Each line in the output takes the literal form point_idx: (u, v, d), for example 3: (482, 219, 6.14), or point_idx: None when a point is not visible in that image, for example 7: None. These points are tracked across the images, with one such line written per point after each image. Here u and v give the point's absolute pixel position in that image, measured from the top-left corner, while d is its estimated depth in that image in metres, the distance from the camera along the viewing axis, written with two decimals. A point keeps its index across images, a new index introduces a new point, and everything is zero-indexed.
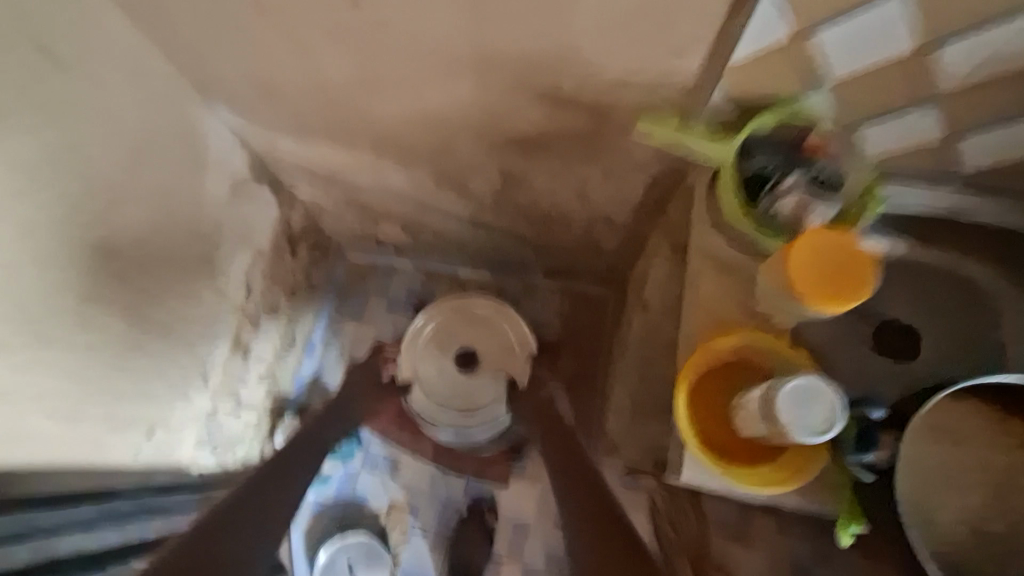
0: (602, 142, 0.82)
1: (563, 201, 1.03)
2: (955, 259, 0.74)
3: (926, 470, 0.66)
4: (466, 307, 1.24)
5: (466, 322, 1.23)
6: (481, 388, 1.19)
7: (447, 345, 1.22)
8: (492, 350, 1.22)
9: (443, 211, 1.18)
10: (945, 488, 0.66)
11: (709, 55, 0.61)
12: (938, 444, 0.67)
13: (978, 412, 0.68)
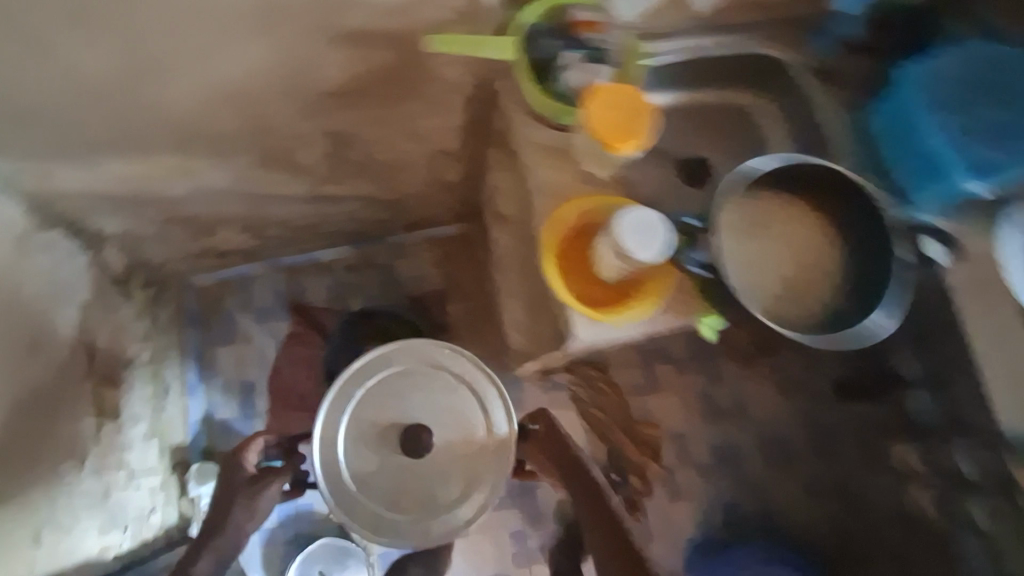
0: (409, 74, 0.85)
1: (395, 148, 1.04)
2: (717, 95, 0.89)
3: (754, 246, 0.71)
4: (411, 365, 0.85)
5: (412, 384, 0.84)
6: (441, 477, 0.82)
7: (383, 424, 0.82)
8: (451, 427, 0.83)
9: (279, 197, 1.12)
10: (771, 257, 0.71)
11: None
12: (757, 223, 0.72)
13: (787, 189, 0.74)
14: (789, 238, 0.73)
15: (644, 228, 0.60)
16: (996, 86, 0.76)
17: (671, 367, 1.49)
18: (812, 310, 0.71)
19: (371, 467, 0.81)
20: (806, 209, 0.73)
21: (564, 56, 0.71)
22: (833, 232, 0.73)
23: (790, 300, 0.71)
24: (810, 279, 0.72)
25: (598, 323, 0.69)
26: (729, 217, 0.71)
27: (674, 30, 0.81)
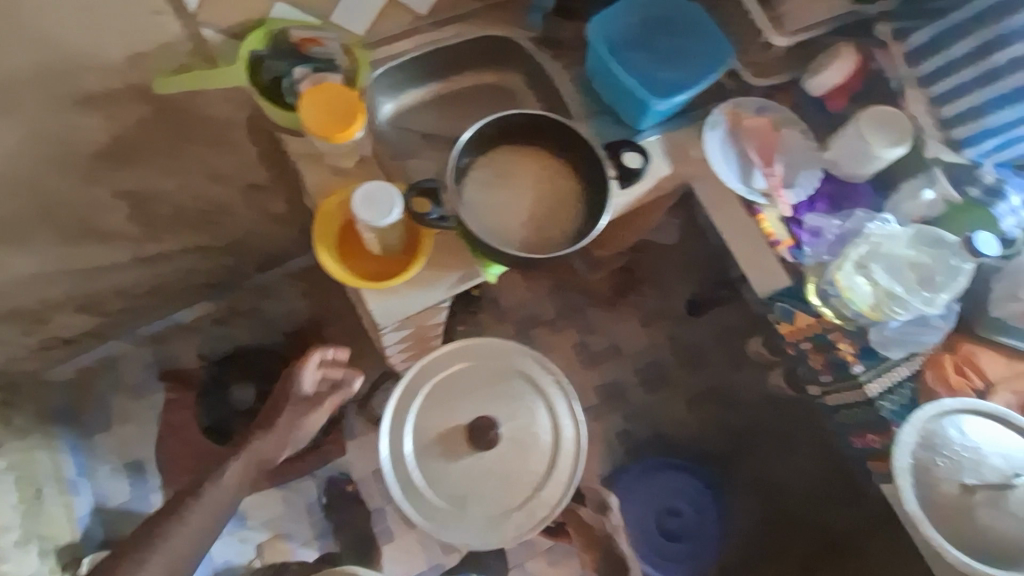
0: (176, 120, 0.91)
1: (201, 192, 1.08)
2: (465, 79, 1.03)
3: (498, 196, 0.84)
4: (489, 355, 0.95)
5: (502, 381, 0.94)
6: (497, 490, 0.89)
7: (453, 425, 0.91)
8: (516, 442, 0.91)
9: (105, 268, 1.14)
10: (516, 200, 0.84)
11: (172, 8, 0.73)
12: (498, 175, 0.85)
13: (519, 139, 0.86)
14: (527, 180, 0.86)
15: (370, 198, 0.69)
16: (671, 21, 0.93)
17: (547, 329, 1.61)
18: (560, 233, 0.83)
19: (444, 467, 0.90)
20: (535, 152, 0.86)
21: (294, 72, 0.79)
22: (564, 165, 0.86)
23: (537, 231, 0.83)
24: (553, 208, 0.85)
25: (384, 297, 0.78)
26: (472, 178, 0.84)
27: (402, 34, 0.95)
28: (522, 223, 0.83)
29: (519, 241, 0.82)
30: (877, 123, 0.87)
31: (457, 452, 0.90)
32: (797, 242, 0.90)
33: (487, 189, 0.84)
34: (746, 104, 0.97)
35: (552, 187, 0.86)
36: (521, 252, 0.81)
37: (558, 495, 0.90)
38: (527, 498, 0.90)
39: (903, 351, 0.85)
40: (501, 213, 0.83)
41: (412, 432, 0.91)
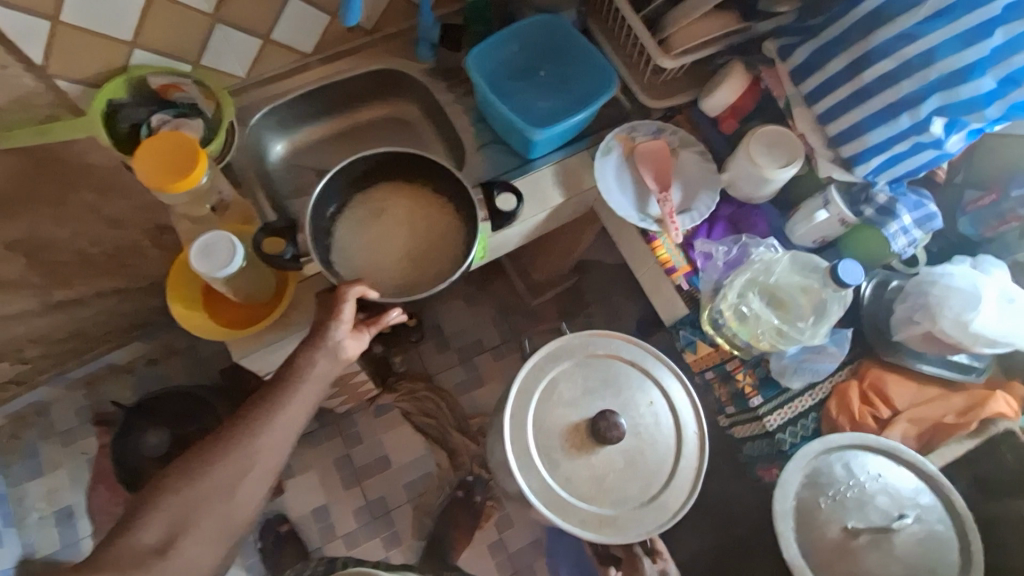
0: (56, 170, 0.90)
1: (103, 235, 1.07)
2: (361, 114, 1.03)
3: (372, 237, 0.83)
4: (599, 356, 0.88)
5: (604, 387, 0.87)
6: (623, 495, 0.83)
7: (549, 427, 0.85)
8: (634, 445, 0.84)
9: (14, 316, 1.12)
10: (393, 236, 0.83)
11: (19, 62, 0.71)
12: (373, 215, 0.84)
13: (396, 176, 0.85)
14: (404, 218, 0.84)
15: (207, 249, 0.68)
16: (557, 50, 0.93)
17: (490, 354, 1.57)
18: (435, 273, 0.82)
19: (564, 463, 0.83)
20: (412, 188, 0.85)
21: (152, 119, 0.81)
22: (442, 201, 0.85)
23: (411, 271, 0.82)
24: (429, 247, 0.83)
25: (245, 343, 0.78)
26: (345, 220, 0.83)
27: (288, 74, 0.94)
28: (395, 264, 0.82)
29: (392, 283, 0.81)
30: (764, 143, 0.84)
31: (555, 434, 0.84)
32: (694, 268, 0.87)
33: (361, 229, 0.83)
34: (641, 128, 0.94)
35: (428, 224, 0.84)
36: (394, 290, 0.80)
37: (679, 501, 0.83)
38: (644, 508, 0.83)
39: (803, 381, 0.81)
40: (374, 255, 0.82)
41: (533, 422, 0.85)
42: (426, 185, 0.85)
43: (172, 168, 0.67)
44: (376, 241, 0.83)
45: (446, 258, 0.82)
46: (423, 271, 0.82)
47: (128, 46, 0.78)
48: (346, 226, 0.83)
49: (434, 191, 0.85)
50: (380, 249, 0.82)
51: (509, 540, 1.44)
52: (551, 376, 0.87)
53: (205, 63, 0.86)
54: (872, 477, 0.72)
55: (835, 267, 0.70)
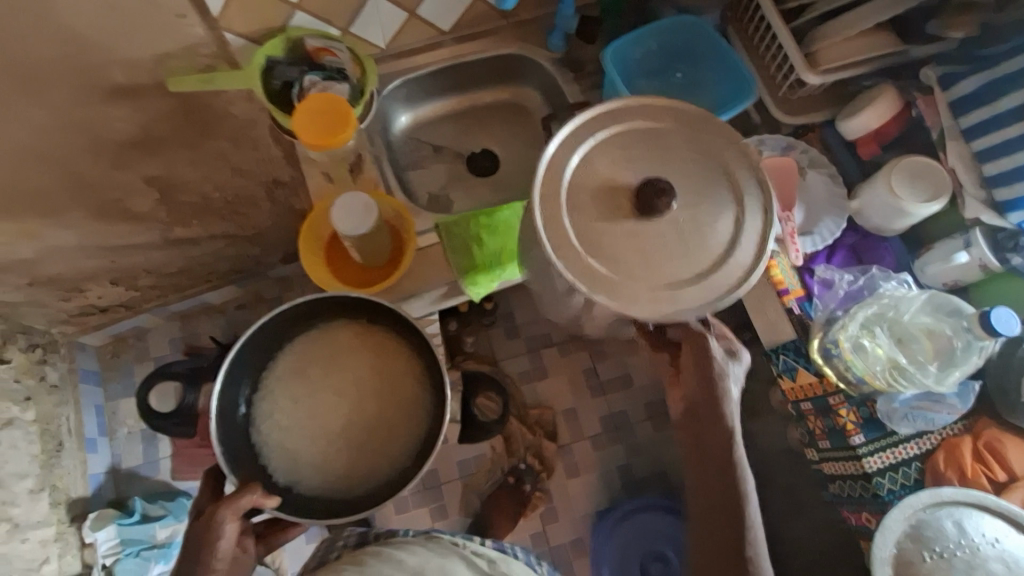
0: (202, 116, 0.96)
1: (225, 182, 1.14)
2: (482, 96, 1.05)
3: (306, 421, 0.81)
4: (662, 124, 0.63)
5: (651, 151, 0.63)
6: (669, 261, 0.60)
7: (598, 208, 0.61)
8: (691, 212, 0.61)
9: (137, 245, 1.22)
10: (331, 403, 0.82)
11: (197, 12, 0.77)
12: (297, 394, 0.82)
13: (306, 345, 0.83)
14: (333, 392, 0.82)
15: (343, 212, 0.71)
16: (694, 53, 0.91)
17: (556, 348, 1.57)
18: (384, 450, 0.81)
19: (602, 237, 0.60)
20: (338, 357, 0.83)
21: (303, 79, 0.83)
22: (377, 365, 0.83)
23: (353, 453, 0.81)
24: (370, 419, 0.82)
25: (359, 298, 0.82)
26: (267, 407, 0.81)
27: (423, 49, 0.97)
28: (336, 443, 0.81)
29: (338, 472, 0.80)
30: (909, 172, 0.80)
31: (615, 226, 0.60)
32: (807, 294, 0.84)
33: (288, 411, 0.81)
34: (769, 142, 0.91)
35: (370, 387, 0.82)
36: (339, 471, 0.81)
37: (722, 234, 0.61)
38: (692, 279, 0.60)
39: (912, 427, 0.77)
40: (310, 443, 0.81)
41: (567, 206, 0.61)
42: (360, 346, 0.83)
43: (327, 125, 0.71)
44: (311, 407, 0.82)
45: (395, 432, 0.82)
46: (371, 445, 0.81)
47: (289, 6, 0.82)
48: (275, 394, 0.81)
49: (364, 356, 0.83)
50: (317, 418, 0.81)
51: (551, 534, 1.45)
52: (587, 149, 0.62)
53: (351, 30, 0.89)
54: (988, 541, 0.67)
55: (988, 314, 0.69)
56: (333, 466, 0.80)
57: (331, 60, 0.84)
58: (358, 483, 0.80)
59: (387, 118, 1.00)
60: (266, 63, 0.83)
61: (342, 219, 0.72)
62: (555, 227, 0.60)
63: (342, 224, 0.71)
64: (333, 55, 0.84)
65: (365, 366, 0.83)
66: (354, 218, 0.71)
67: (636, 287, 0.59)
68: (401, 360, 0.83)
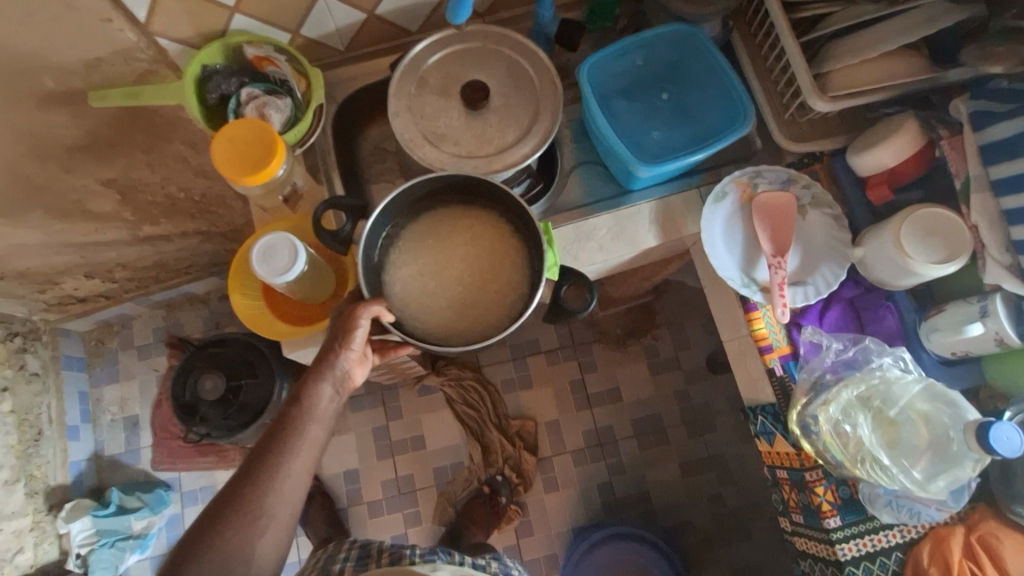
0: (152, 118, 0.90)
1: (189, 181, 1.09)
2: None
3: (428, 285, 0.75)
4: (479, 45, 0.79)
5: (470, 59, 0.79)
6: (485, 127, 0.78)
7: (429, 105, 0.78)
8: (503, 112, 0.78)
9: (107, 241, 1.18)
10: (452, 269, 0.76)
11: (126, 18, 0.69)
12: (433, 251, 0.76)
13: (449, 212, 0.77)
14: (449, 264, 0.76)
15: (268, 253, 0.67)
16: (686, 66, 0.81)
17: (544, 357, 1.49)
18: (501, 310, 0.74)
19: (436, 122, 0.77)
20: (478, 232, 0.76)
21: (241, 92, 0.78)
22: (488, 233, 0.76)
23: (477, 307, 0.74)
24: (487, 279, 0.75)
25: (308, 341, 0.77)
26: (401, 253, 0.76)
27: (388, 52, 0.88)
28: (445, 303, 0.74)
29: (459, 329, 0.74)
30: (923, 228, 0.69)
31: (443, 113, 0.78)
32: (793, 353, 0.75)
33: (415, 263, 0.76)
34: (768, 173, 0.79)
35: (488, 263, 0.76)
36: (471, 321, 0.74)
37: (526, 121, 0.77)
38: (493, 157, 0.76)
39: (894, 518, 0.68)
40: (431, 306, 0.74)
41: (412, 106, 0.78)
42: (477, 223, 0.76)
43: (249, 153, 0.67)
44: (435, 273, 0.76)
45: (518, 280, 0.75)
46: (492, 297, 0.75)
47: (229, 9, 0.74)
48: (397, 270, 0.75)
49: (483, 228, 0.76)
50: (440, 284, 0.75)
51: (524, 550, 1.36)
52: (424, 53, 0.79)
53: (305, 33, 0.81)
54: None
55: (987, 430, 0.60)
56: (451, 325, 0.74)
57: (273, 70, 0.79)
58: (494, 328, 0.74)
59: (351, 124, 0.92)
60: (202, 74, 0.78)
61: (264, 268, 0.67)
62: (397, 110, 0.77)
63: (264, 271, 0.67)
64: (275, 65, 0.79)
65: (478, 231, 0.76)
66: (279, 265, 0.67)
67: (446, 156, 0.76)
68: (523, 247, 0.76)
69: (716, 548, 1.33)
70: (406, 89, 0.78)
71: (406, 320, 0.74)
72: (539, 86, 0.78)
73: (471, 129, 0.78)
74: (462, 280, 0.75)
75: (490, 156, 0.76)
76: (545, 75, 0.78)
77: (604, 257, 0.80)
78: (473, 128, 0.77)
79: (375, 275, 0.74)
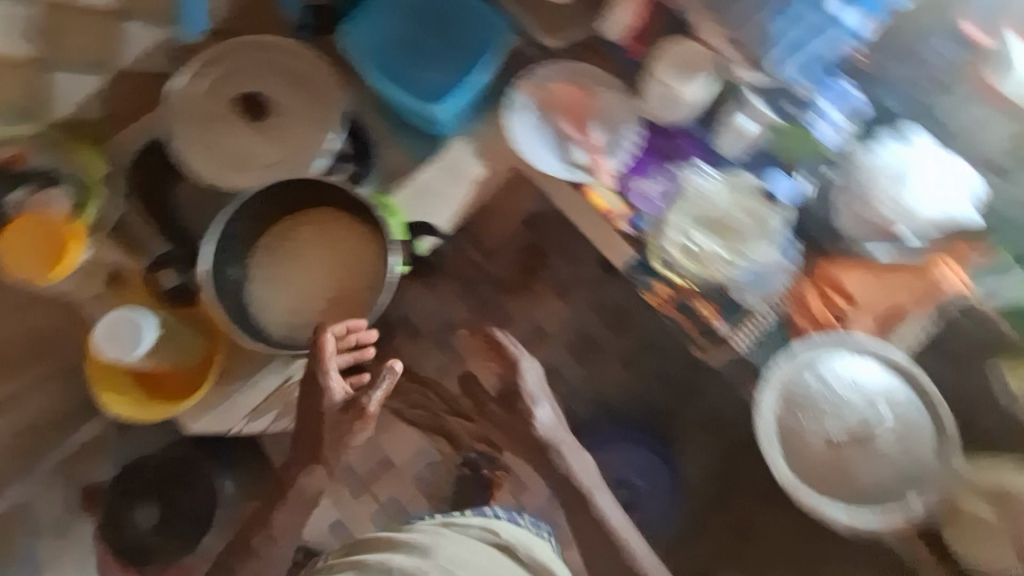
0: None
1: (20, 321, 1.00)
2: None
3: (299, 296, 0.78)
4: (245, 59, 0.84)
5: (243, 75, 0.84)
6: (281, 131, 0.83)
7: (221, 131, 0.82)
8: (292, 111, 0.84)
9: None
10: (315, 273, 0.79)
11: None
12: (291, 264, 0.79)
13: (288, 224, 0.80)
14: (310, 270, 0.79)
15: (112, 334, 0.72)
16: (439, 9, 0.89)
17: None
18: (371, 288, 0.78)
19: (235, 144, 0.82)
20: (324, 228, 0.79)
21: (15, 196, 0.78)
22: (332, 226, 0.79)
23: (350, 294, 0.78)
24: (348, 267, 0.79)
25: (204, 400, 0.79)
26: (261, 280, 0.78)
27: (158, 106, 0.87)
28: (317, 307, 0.78)
29: (344, 321, 0.78)
30: (677, 63, 0.81)
31: (237, 133, 0.83)
32: (634, 209, 0.83)
33: (279, 284, 0.78)
34: (548, 72, 0.87)
35: (343, 253, 0.79)
36: (350, 309, 0.78)
37: (316, 112, 0.84)
38: (300, 154, 0.82)
39: (761, 298, 0.79)
40: (311, 312, 0.78)
41: (205, 138, 0.81)
42: (318, 223, 0.80)
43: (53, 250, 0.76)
44: (301, 283, 0.79)
45: (375, 255, 0.78)
46: (360, 279, 0.79)
47: None
48: (265, 295, 0.78)
49: (325, 225, 0.79)
50: (309, 290, 0.78)
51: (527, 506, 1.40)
52: (195, 86, 0.82)
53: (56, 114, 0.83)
54: (847, 382, 0.68)
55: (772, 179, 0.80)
56: (335, 320, 0.78)
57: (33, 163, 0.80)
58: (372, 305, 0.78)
59: None
60: None
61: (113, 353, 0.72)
62: (192, 148, 0.81)
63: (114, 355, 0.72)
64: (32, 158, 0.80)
65: (322, 229, 0.79)
66: (123, 340, 0.72)
67: (255, 174, 0.81)
68: (366, 224, 0.79)
69: (722, 441, 1.19)
70: (193, 126, 0.81)
71: (290, 341, 0.78)
72: (314, 76, 0.84)
73: (270, 137, 0.83)
74: (327, 276, 0.79)
75: (294, 159, 0.82)
76: (316, 65, 0.84)
77: (444, 205, 0.87)
78: (271, 136, 0.83)
79: (241, 315, 0.76)
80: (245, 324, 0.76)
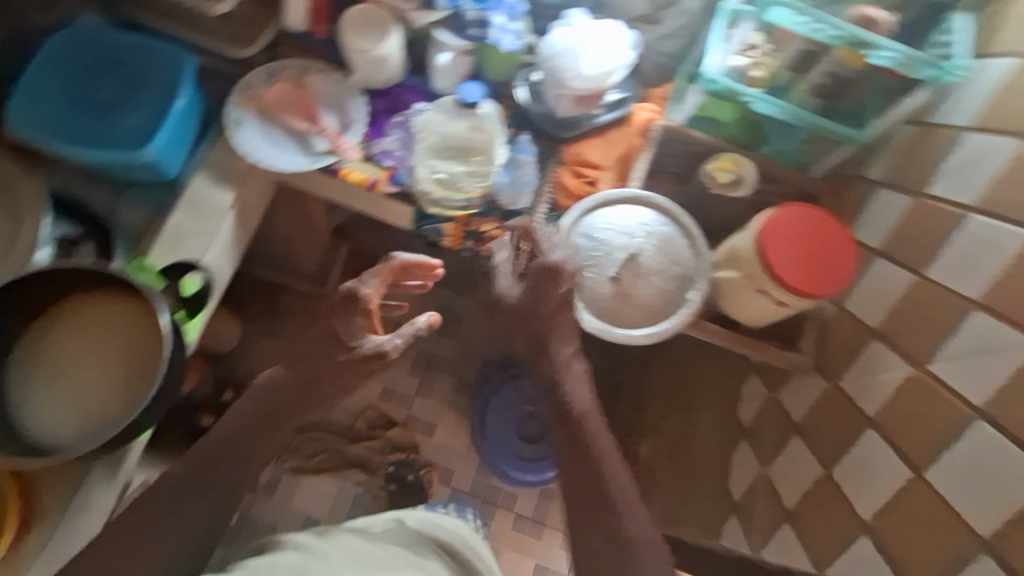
0: None
1: None
2: None
3: (80, 396, 0.70)
4: None
5: None
6: None
7: None
8: None
9: None
10: (88, 366, 0.71)
11: None
12: (60, 370, 0.71)
13: (38, 333, 0.72)
14: (82, 366, 0.71)
15: None
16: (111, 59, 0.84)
17: None
18: (150, 352, 0.71)
19: None
20: (77, 319, 0.72)
21: None
22: (85, 313, 0.72)
23: (132, 369, 0.71)
24: (120, 343, 0.71)
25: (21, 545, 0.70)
26: (32, 401, 0.70)
27: None
28: (104, 398, 0.70)
29: (133, 398, 0.69)
30: (361, 26, 0.85)
31: None
32: (390, 170, 0.87)
33: (54, 396, 0.70)
34: (255, 81, 0.88)
35: (109, 332, 0.72)
36: (137, 383, 0.70)
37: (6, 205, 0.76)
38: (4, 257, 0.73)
39: (527, 196, 0.87)
40: (98, 407, 0.70)
41: None
42: (70, 317, 0.72)
43: None
44: (78, 384, 0.71)
45: (140, 319, 0.71)
46: (137, 349, 0.71)
47: None
48: (41, 414, 0.70)
49: (77, 316, 0.72)
50: (90, 386, 0.71)
51: None
52: None
53: None
54: (610, 230, 0.79)
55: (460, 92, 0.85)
56: (124, 402, 0.69)
57: None
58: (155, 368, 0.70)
59: None
60: None
61: None
62: None
63: None
64: None
65: (76, 321, 0.72)
66: None
67: None
68: (118, 293, 0.72)
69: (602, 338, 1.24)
70: None
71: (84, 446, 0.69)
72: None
73: None
74: (100, 364, 0.71)
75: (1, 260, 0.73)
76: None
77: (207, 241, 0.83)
78: None
79: (19, 446, 0.68)
80: (25, 453, 0.67)
